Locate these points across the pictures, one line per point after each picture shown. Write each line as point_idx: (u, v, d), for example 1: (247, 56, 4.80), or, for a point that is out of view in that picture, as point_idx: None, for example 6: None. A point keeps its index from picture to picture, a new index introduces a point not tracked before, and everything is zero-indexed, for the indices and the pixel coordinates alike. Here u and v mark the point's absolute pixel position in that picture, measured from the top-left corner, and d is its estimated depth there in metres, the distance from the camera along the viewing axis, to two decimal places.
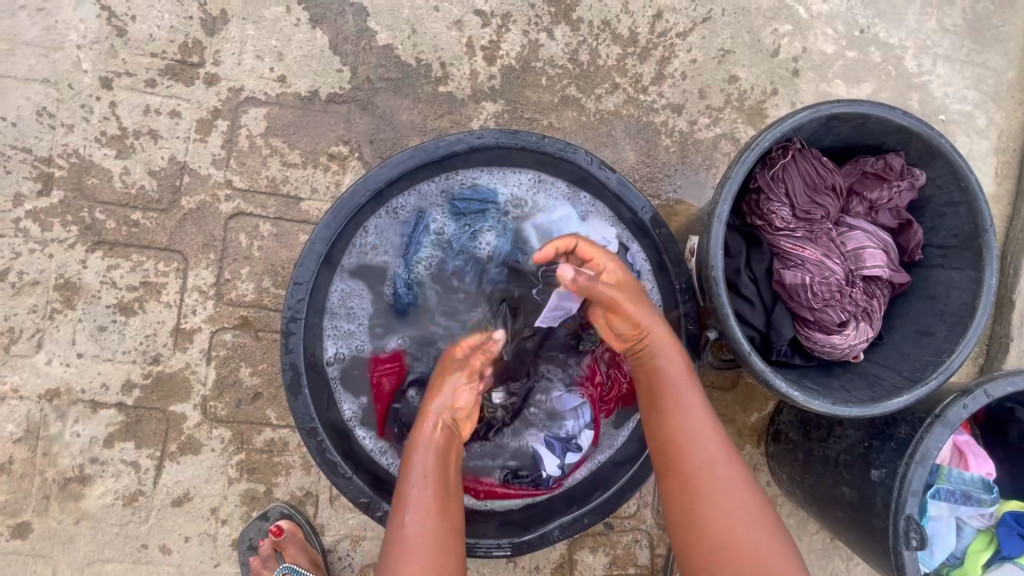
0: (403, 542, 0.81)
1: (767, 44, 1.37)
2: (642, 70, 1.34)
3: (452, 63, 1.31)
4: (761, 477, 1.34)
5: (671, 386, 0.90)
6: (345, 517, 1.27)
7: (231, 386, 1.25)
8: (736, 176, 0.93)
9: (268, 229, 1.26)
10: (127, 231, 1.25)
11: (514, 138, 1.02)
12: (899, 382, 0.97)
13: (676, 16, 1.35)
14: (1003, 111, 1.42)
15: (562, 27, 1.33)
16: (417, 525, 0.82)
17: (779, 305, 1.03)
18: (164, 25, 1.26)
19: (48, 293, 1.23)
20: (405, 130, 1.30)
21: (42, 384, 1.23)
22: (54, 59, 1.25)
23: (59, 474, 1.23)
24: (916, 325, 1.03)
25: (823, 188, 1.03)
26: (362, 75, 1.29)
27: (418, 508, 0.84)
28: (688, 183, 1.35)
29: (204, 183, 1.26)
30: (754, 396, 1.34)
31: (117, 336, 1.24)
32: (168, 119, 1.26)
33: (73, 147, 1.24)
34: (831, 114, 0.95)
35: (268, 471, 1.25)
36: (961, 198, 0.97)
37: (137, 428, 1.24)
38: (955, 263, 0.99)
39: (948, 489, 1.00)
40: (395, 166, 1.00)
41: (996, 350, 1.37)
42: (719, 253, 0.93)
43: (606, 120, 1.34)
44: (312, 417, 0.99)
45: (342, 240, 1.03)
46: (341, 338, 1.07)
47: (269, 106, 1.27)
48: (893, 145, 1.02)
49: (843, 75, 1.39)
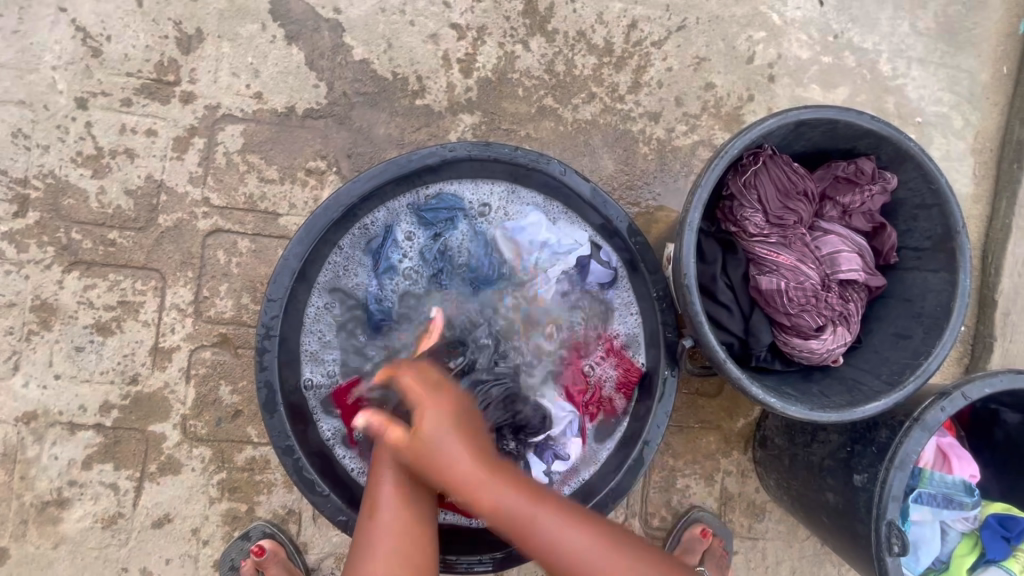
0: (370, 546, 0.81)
1: (742, 51, 1.38)
2: (618, 80, 1.35)
3: (428, 76, 1.31)
4: (748, 483, 1.33)
5: (520, 514, 0.76)
6: (329, 534, 1.26)
7: (211, 405, 1.24)
8: (707, 183, 0.93)
9: (247, 245, 1.26)
10: (104, 250, 1.24)
11: (488, 149, 1.01)
12: (877, 386, 0.97)
13: (651, 25, 1.36)
14: (979, 112, 1.43)
15: (537, 38, 1.34)
16: (387, 518, 0.84)
17: (756, 311, 1.03)
18: (140, 44, 1.26)
19: (25, 314, 1.22)
20: (382, 144, 1.30)
21: (19, 407, 1.22)
22: (29, 81, 1.25)
23: (36, 498, 1.21)
24: (894, 328, 1.03)
25: (795, 193, 1.03)
26: (339, 90, 1.29)
27: (387, 532, 0.82)
28: (668, 190, 1.35)
29: (181, 201, 1.26)
30: (739, 402, 1.34)
31: (94, 357, 1.23)
32: (145, 138, 1.26)
33: (48, 168, 1.24)
34: (799, 119, 0.95)
35: (250, 490, 1.24)
36: (933, 200, 0.97)
37: (115, 449, 1.22)
38: (930, 265, 0.99)
39: (930, 493, 1.00)
40: (367, 181, 0.99)
41: (980, 350, 1.37)
42: (692, 260, 0.92)
43: (584, 129, 1.34)
44: (288, 436, 0.98)
45: (317, 257, 1.04)
46: (318, 355, 1.10)
47: (246, 123, 1.27)
48: (863, 149, 1.02)
49: (819, 79, 1.40)
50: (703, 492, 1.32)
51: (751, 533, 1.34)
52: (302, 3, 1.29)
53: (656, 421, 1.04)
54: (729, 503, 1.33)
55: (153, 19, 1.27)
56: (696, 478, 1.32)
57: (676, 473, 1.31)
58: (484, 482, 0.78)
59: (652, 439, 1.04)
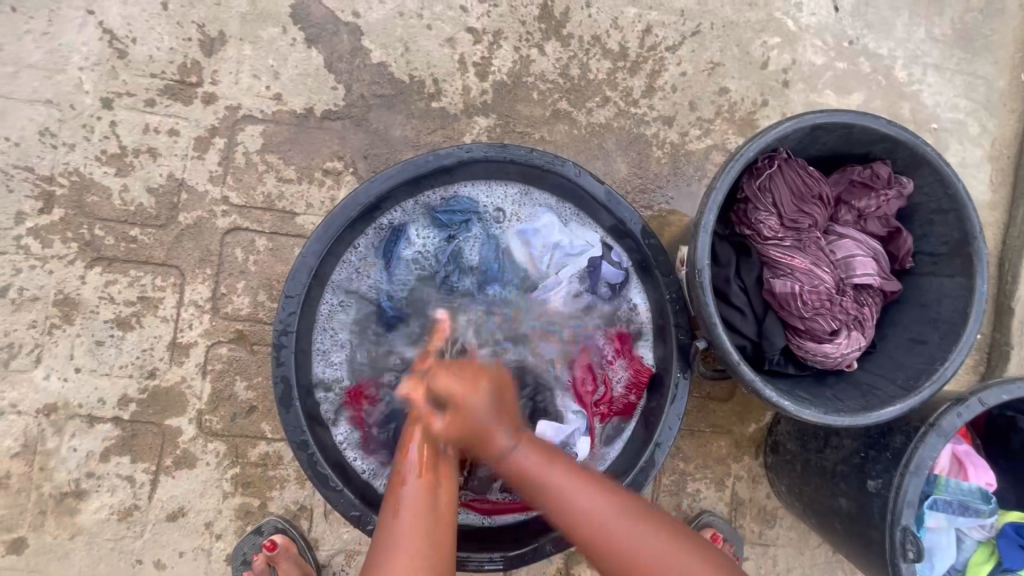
0: (392, 541, 0.79)
1: (757, 56, 1.39)
2: (633, 84, 1.36)
3: (444, 79, 1.33)
4: (759, 489, 1.33)
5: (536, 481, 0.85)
6: (339, 531, 1.27)
7: (227, 400, 1.26)
8: (722, 185, 0.94)
9: (264, 243, 1.28)
10: (125, 247, 1.27)
11: (503, 151, 1.03)
12: (892, 392, 0.97)
13: (666, 30, 1.37)
14: (996, 119, 1.43)
15: (552, 42, 1.35)
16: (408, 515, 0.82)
17: (770, 314, 1.03)
18: (164, 46, 1.29)
19: (48, 308, 1.25)
20: (398, 146, 1.32)
21: (41, 399, 1.25)
22: (57, 81, 1.28)
23: (55, 488, 1.24)
24: (909, 333, 1.02)
25: (810, 197, 1.03)
26: (357, 92, 1.31)
27: (410, 516, 0.82)
28: (680, 194, 1.36)
29: (201, 200, 1.28)
30: (751, 407, 1.33)
31: (114, 351, 1.25)
32: (167, 137, 1.28)
33: (73, 166, 1.27)
34: (815, 123, 0.95)
35: (263, 485, 1.25)
36: (950, 206, 0.97)
37: (132, 442, 1.24)
38: (946, 270, 0.99)
39: (946, 500, 0.98)
40: (384, 181, 1.01)
41: (996, 358, 1.36)
42: (706, 262, 0.93)
43: (598, 132, 1.35)
44: (303, 431, 0.99)
45: (333, 255, 1.05)
46: (331, 353, 1.11)
47: (266, 124, 1.30)
48: (879, 154, 1.02)
49: (833, 85, 1.40)
50: (713, 497, 1.31)
51: (761, 539, 1.33)
52: (322, 7, 1.32)
53: (668, 423, 1.04)
54: (740, 508, 1.32)
55: (177, 21, 1.30)
56: (706, 482, 1.31)
57: (687, 478, 1.31)
58: (510, 447, 0.87)
59: (664, 442, 1.04)
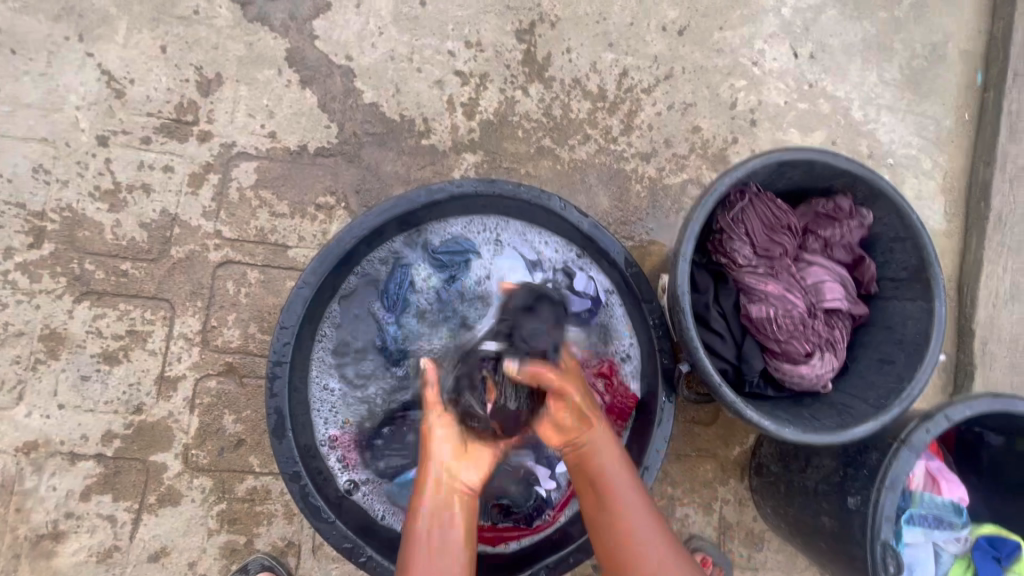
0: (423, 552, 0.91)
1: (726, 97, 1.49)
2: (611, 122, 1.44)
3: (434, 118, 1.40)
4: (745, 513, 1.35)
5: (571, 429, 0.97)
6: (327, 567, 1.24)
7: (214, 434, 1.24)
8: (698, 217, 1.00)
9: (256, 276, 1.30)
10: (115, 280, 1.27)
11: (493, 186, 1.07)
12: (866, 411, 1.02)
13: (641, 73, 1.47)
14: (946, 154, 1.54)
15: (536, 84, 1.43)
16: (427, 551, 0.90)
17: (748, 338, 1.08)
18: (161, 87, 1.34)
19: (32, 344, 1.24)
20: (389, 181, 1.37)
21: (20, 437, 1.22)
22: (53, 119, 1.31)
23: (32, 530, 1.20)
24: (877, 354, 1.08)
25: (780, 228, 1.10)
26: (348, 130, 1.37)
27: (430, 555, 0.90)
28: (659, 225, 1.43)
29: (193, 233, 1.30)
30: (734, 430, 1.36)
31: (99, 386, 1.24)
32: (162, 173, 1.31)
33: (65, 202, 1.28)
34: (780, 160, 1.03)
35: (249, 521, 1.23)
36: (907, 233, 1.05)
37: (115, 479, 1.22)
38: (907, 294, 1.06)
39: (921, 514, 1.02)
40: (378, 215, 1.04)
41: (962, 378, 1.45)
42: (686, 288, 0.98)
43: (579, 168, 1.42)
44: (296, 462, 0.99)
45: (329, 285, 1.07)
46: (323, 377, 1.13)
47: (260, 160, 1.34)
48: (840, 188, 1.11)
49: (797, 124, 1.51)
50: (702, 521, 1.33)
51: (750, 564, 1.35)
52: (316, 51, 1.38)
53: (655, 445, 1.08)
54: (727, 532, 1.34)
55: (175, 64, 1.35)
56: (695, 507, 1.34)
57: (675, 502, 1.33)
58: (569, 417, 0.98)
59: (652, 465, 1.07)
